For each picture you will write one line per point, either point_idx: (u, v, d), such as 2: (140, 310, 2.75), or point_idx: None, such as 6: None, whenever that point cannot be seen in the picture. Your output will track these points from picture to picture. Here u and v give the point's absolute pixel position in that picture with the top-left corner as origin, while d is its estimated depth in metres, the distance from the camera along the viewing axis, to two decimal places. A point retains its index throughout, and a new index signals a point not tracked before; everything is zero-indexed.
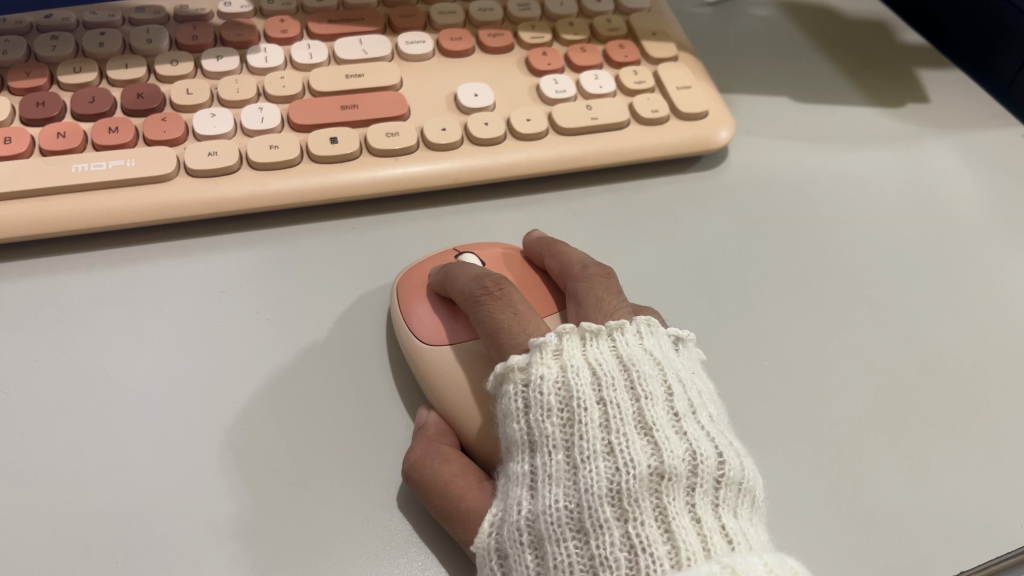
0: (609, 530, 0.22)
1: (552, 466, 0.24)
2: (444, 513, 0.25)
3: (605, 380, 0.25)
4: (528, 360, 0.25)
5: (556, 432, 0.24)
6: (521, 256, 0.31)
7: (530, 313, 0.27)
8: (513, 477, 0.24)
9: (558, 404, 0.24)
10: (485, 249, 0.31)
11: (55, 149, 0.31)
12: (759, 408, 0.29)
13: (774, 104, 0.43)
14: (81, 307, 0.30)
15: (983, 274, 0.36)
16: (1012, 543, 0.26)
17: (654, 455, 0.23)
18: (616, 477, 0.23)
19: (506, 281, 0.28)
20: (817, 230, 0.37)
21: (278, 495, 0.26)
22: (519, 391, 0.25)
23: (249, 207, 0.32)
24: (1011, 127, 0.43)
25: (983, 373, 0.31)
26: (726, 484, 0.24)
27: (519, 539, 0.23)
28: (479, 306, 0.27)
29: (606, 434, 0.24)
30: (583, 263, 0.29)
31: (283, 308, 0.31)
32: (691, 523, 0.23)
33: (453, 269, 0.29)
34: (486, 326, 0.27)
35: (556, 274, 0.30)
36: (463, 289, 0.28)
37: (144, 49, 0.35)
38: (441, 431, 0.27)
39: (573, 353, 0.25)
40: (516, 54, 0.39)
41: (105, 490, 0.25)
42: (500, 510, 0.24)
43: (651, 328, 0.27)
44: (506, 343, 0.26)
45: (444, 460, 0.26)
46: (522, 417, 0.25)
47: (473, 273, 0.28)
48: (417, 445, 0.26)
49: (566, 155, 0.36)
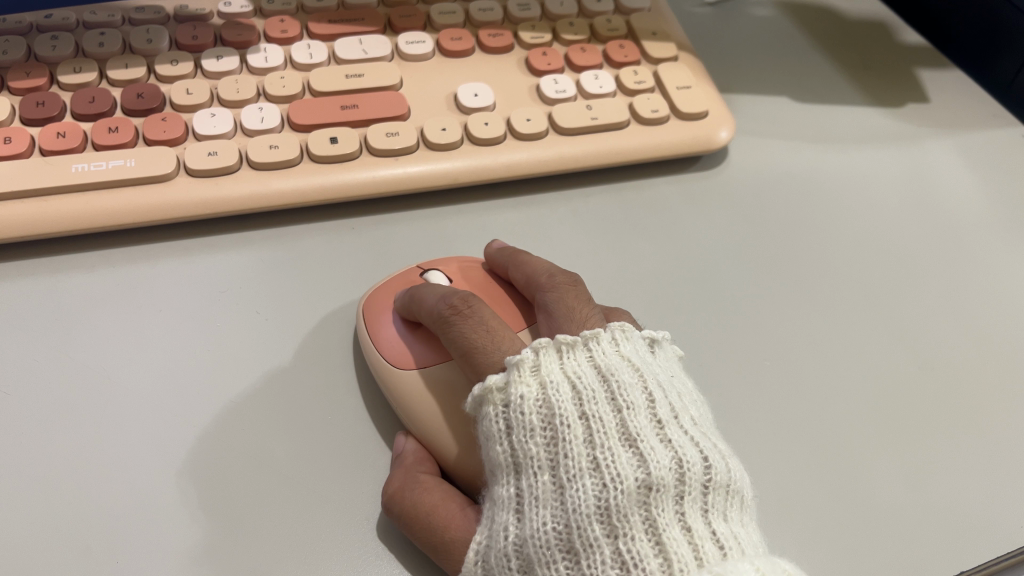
0: (599, 548, 0.22)
1: (538, 488, 0.24)
2: (428, 544, 0.24)
3: (585, 395, 0.24)
4: (507, 380, 0.25)
5: (540, 453, 0.24)
6: (482, 269, 0.31)
7: (504, 328, 0.27)
8: (499, 501, 0.24)
9: (541, 423, 0.24)
10: (449, 262, 0.31)
11: (54, 149, 0.31)
12: (758, 408, 0.29)
13: (774, 104, 0.43)
14: (80, 307, 0.30)
15: (984, 273, 0.36)
16: (1013, 543, 0.26)
17: (639, 468, 0.23)
18: (603, 494, 0.23)
19: (473, 296, 0.28)
20: (817, 230, 0.37)
21: (278, 495, 0.26)
22: (499, 412, 0.25)
23: (249, 207, 0.32)
24: (1011, 127, 0.43)
25: (984, 373, 0.31)
26: (714, 489, 0.24)
27: (509, 564, 0.23)
28: (451, 326, 0.26)
29: (591, 449, 0.24)
30: (547, 273, 0.29)
31: (283, 308, 0.31)
32: (681, 533, 0.23)
33: (419, 290, 0.28)
34: (459, 345, 0.26)
35: (522, 285, 0.30)
36: (432, 310, 0.27)
37: (144, 49, 0.35)
38: (419, 458, 0.27)
39: (551, 367, 0.25)
40: (516, 55, 0.39)
41: (105, 490, 0.25)
42: (485, 537, 0.24)
43: (626, 333, 0.27)
44: (483, 362, 0.26)
45: (424, 488, 0.25)
46: (504, 439, 0.24)
47: (439, 292, 0.28)
48: (395, 475, 0.26)
49: (566, 155, 0.36)
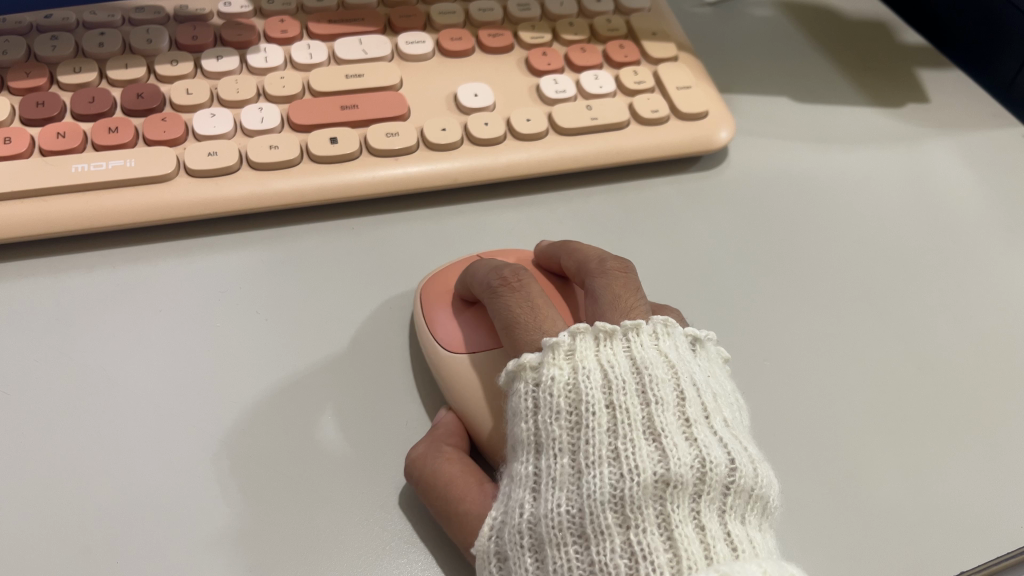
0: (610, 537, 0.22)
1: (556, 470, 0.24)
2: (444, 514, 0.25)
3: (615, 384, 0.24)
4: (540, 360, 0.25)
5: (563, 436, 0.24)
6: (539, 264, 0.31)
7: (548, 307, 0.27)
8: (516, 478, 0.24)
9: (567, 407, 0.24)
10: (506, 254, 0.32)
11: (54, 149, 0.31)
12: (757, 408, 0.30)
13: (774, 104, 0.43)
14: (79, 307, 0.30)
15: (982, 273, 0.36)
16: (1012, 543, 0.26)
17: (660, 462, 0.23)
18: (619, 484, 0.23)
19: (526, 272, 0.28)
20: (817, 229, 0.37)
21: (277, 494, 0.26)
22: (530, 391, 0.25)
23: (249, 206, 0.32)
24: (1013, 127, 0.43)
25: (983, 373, 0.31)
26: (735, 491, 0.23)
27: (520, 541, 0.23)
28: (497, 297, 0.27)
29: (613, 439, 0.23)
30: (600, 259, 0.29)
31: (282, 308, 0.31)
32: (694, 531, 0.22)
33: (472, 266, 0.29)
34: (502, 318, 0.27)
35: (573, 271, 0.30)
36: (483, 281, 0.28)
37: (144, 49, 0.35)
38: (450, 432, 0.27)
39: (586, 354, 0.25)
40: (516, 54, 0.39)
41: (101, 494, 0.25)
42: (500, 513, 0.24)
43: (668, 329, 0.26)
44: (521, 339, 0.26)
45: (446, 460, 0.26)
46: (530, 418, 0.25)
47: (493, 266, 0.29)
48: (421, 443, 0.27)
49: (566, 155, 0.36)
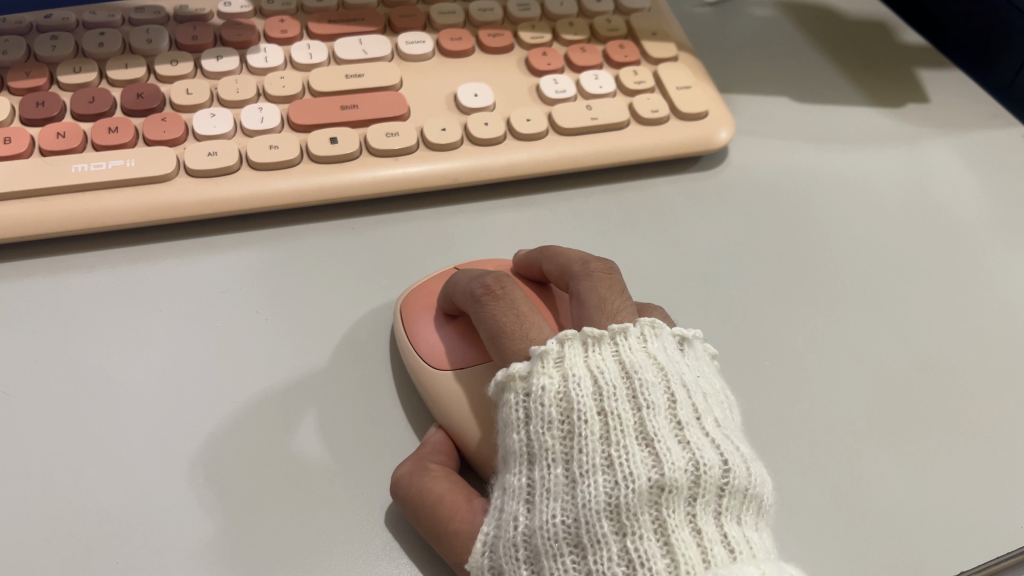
0: (607, 545, 0.22)
1: (550, 480, 0.24)
2: (433, 534, 0.25)
3: (606, 391, 0.24)
4: (530, 369, 0.25)
5: (556, 445, 0.24)
6: (522, 270, 0.31)
7: (534, 314, 0.27)
8: (510, 490, 0.24)
9: (559, 416, 0.24)
10: (488, 262, 0.32)
11: (54, 149, 0.31)
12: (757, 409, 0.30)
13: (774, 104, 0.43)
14: (79, 307, 0.30)
15: (982, 273, 0.36)
16: (1012, 543, 0.26)
17: (653, 467, 0.23)
18: (614, 492, 0.23)
19: (509, 278, 0.28)
20: (817, 229, 0.37)
21: (277, 495, 0.26)
22: (520, 401, 0.25)
23: (248, 207, 0.32)
24: (1013, 127, 0.43)
25: (983, 373, 0.31)
26: (730, 492, 0.23)
27: (516, 554, 0.23)
28: (482, 306, 0.27)
29: (606, 446, 0.23)
30: (582, 261, 0.29)
31: (282, 309, 0.31)
32: (691, 534, 0.22)
33: (455, 275, 0.29)
34: (488, 327, 0.27)
35: (557, 274, 0.29)
36: (466, 290, 0.28)
37: (144, 49, 0.35)
38: (436, 449, 0.27)
39: (576, 361, 0.25)
40: (516, 55, 0.39)
41: (102, 494, 0.25)
42: (494, 527, 0.24)
43: (655, 330, 0.26)
44: (509, 348, 0.26)
45: (431, 477, 0.25)
46: (522, 428, 0.25)
47: (475, 274, 0.29)
48: (406, 462, 0.26)
49: (566, 156, 0.36)
